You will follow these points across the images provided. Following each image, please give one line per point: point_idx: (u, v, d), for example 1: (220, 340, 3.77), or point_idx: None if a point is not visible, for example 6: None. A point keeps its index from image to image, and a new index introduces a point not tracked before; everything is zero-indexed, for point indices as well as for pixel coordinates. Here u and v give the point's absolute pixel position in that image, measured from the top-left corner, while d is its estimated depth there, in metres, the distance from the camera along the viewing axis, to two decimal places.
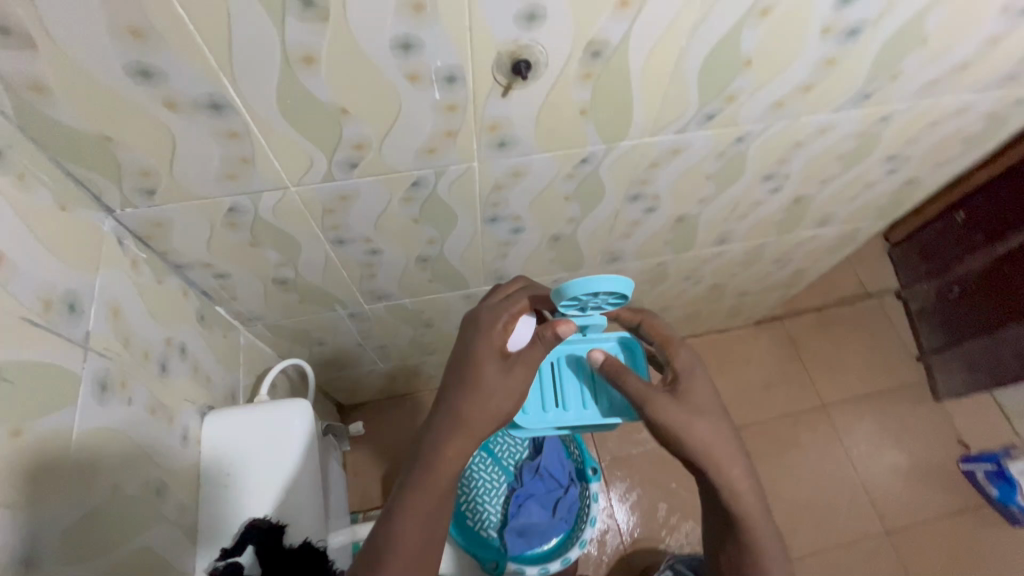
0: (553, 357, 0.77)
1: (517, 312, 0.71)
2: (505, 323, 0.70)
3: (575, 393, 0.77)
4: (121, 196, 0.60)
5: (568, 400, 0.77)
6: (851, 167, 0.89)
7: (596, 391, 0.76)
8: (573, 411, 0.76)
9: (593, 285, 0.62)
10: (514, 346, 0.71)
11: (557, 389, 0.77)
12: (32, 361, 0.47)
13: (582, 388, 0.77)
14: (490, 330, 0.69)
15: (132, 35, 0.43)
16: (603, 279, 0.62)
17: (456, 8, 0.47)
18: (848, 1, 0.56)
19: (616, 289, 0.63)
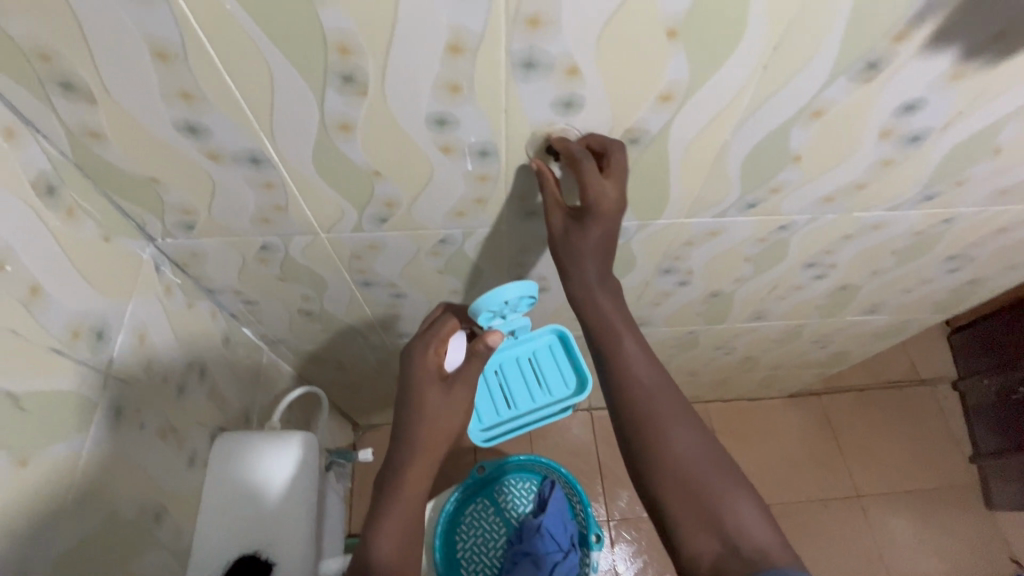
0: (494, 367, 0.82)
1: (445, 335, 0.71)
2: (435, 348, 0.70)
3: (521, 391, 0.83)
4: (162, 228, 0.63)
5: (517, 399, 0.83)
6: (905, 262, 0.83)
7: (540, 384, 0.83)
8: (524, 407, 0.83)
9: (500, 294, 0.66)
10: (450, 367, 0.71)
11: (505, 393, 0.82)
12: (49, 392, 0.49)
13: (527, 384, 0.83)
14: (424, 355, 0.70)
15: (182, 97, 0.45)
16: (508, 286, 0.65)
17: (492, 94, 0.47)
18: (911, 109, 0.52)
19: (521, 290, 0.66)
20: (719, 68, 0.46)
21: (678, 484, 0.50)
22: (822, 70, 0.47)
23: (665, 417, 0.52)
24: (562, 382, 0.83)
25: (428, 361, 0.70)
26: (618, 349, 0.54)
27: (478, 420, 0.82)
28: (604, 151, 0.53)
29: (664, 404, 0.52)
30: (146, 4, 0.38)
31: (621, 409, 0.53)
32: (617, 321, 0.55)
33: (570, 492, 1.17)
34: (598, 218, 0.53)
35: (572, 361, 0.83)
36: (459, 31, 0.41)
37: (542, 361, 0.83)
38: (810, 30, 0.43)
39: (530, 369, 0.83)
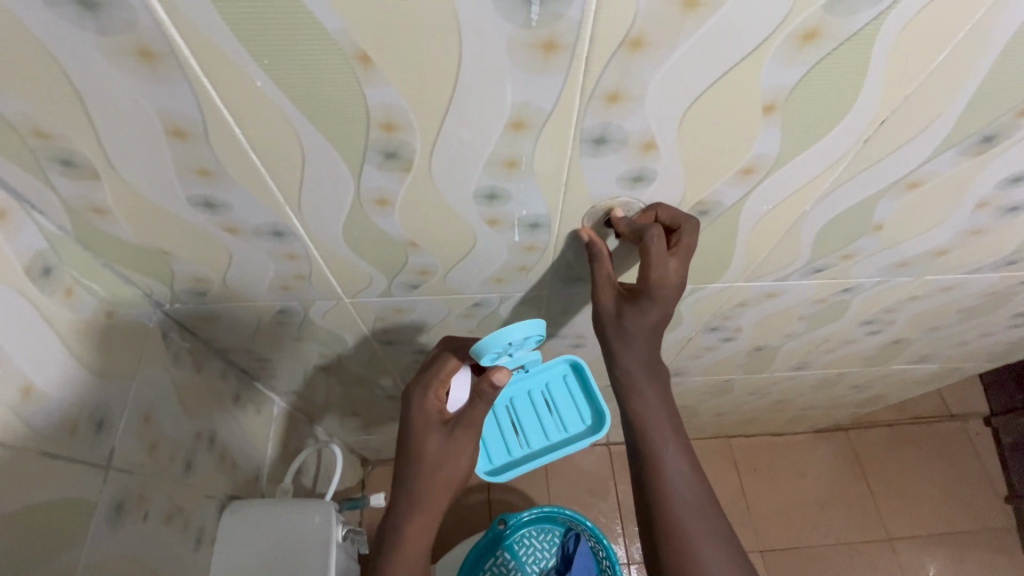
0: (502, 399, 0.66)
1: (446, 375, 0.60)
2: (434, 391, 0.60)
3: (533, 426, 0.66)
4: (171, 296, 0.57)
5: (529, 436, 0.66)
6: (969, 319, 0.77)
7: (553, 415, 0.66)
8: (538, 447, 0.66)
9: (504, 335, 0.53)
10: (454, 410, 0.61)
11: (514, 428, 0.66)
12: (43, 501, 0.43)
13: (541, 420, 0.66)
14: (423, 400, 0.60)
15: (199, 174, 0.39)
16: (512, 326, 0.53)
17: (553, 168, 0.41)
18: (1016, 181, 0.46)
19: (529, 330, 0.53)
20: (814, 143, 0.40)
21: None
22: (928, 144, 0.41)
23: (702, 544, 0.46)
24: (580, 416, 0.66)
25: (427, 407, 0.60)
26: (658, 454, 0.48)
27: (485, 459, 0.66)
28: (674, 226, 0.46)
29: (702, 526, 0.47)
30: (162, 82, 0.32)
31: (654, 522, 0.47)
32: (661, 420, 0.49)
33: (595, 545, 1.09)
34: (655, 300, 0.47)
35: (592, 389, 0.66)
36: (524, 108, 0.35)
37: (558, 391, 0.66)
38: (926, 105, 0.37)
39: (544, 402, 0.66)
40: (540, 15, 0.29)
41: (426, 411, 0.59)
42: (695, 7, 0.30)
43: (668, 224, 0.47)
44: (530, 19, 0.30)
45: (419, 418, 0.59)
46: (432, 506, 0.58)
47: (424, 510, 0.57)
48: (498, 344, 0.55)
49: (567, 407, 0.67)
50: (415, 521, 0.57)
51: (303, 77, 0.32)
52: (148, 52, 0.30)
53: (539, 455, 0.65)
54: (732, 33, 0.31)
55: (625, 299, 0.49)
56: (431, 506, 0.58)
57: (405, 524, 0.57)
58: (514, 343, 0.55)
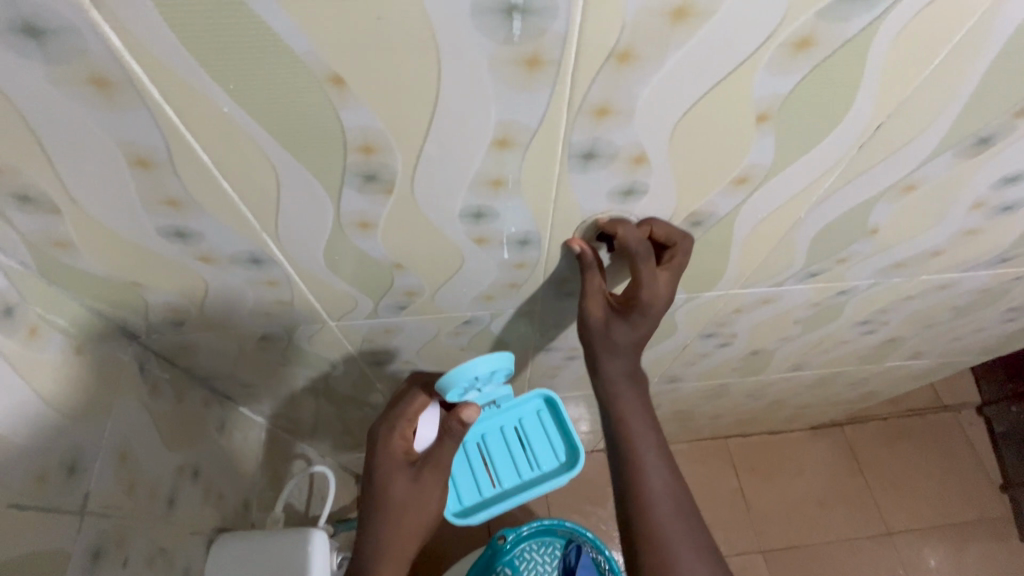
0: (473, 436, 0.64)
1: (414, 413, 0.61)
2: (401, 432, 0.60)
3: (507, 464, 0.65)
4: (147, 327, 0.54)
5: (501, 475, 0.65)
6: (963, 316, 0.77)
7: (526, 452, 0.65)
8: (510, 486, 0.65)
9: (467, 370, 0.55)
10: (421, 448, 0.61)
11: (486, 465, 0.65)
12: (12, 556, 0.41)
13: (513, 457, 0.65)
14: (387, 441, 0.59)
15: (167, 204, 0.37)
16: (477, 361, 0.54)
17: (541, 186, 0.39)
18: (1012, 180, 0.46)
19: (492, 364, 0.55)
20: (808, 151, 0.39)
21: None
22: (925, 148, 0.40)
23: (681, 548, 0.46)
24: (554, 452, 0.66)
25: (393, 449, 0.59)
26: (638, 459, 0.49)
27: (454, 500, 0.64)
28: (668, 243, 0.46)
29: (680, 529, 0.47)
30: (120, 110, 0.30)
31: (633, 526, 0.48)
32: (642, 426, 0.50)
33: (598, 557, 1.08)
34: (644, 318, 0.48)
35: (566, 425, 0.66)
36: (509, 126, 0.34)
37: (531, 427, 0.65)
38: (923, 109, 0.36)
39: (517, 439, 0.65)
40: (523, 30, 0.28)
41: (391, 452, 0.59)
42: (684, 17, 0.28)
43: (661, 239, 0.46)
44: (512, 35, 0.28)
45: (383, 460, 0.59)
46: (397, 553, 0.57)
47: (389, 559, 0.57)
48: (466, 379, 0.56)
49: (541, 443, 0.66)
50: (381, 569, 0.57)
51: (273, 101, 0.30)
52: (103, 81, 0.28)
53: (511, 495, 0.64)
54: (723, 43, 0.30)
55: (612, 312, 0.49)
56: (397, 553, 0.57)
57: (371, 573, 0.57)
58: (478, 380, 0.56)
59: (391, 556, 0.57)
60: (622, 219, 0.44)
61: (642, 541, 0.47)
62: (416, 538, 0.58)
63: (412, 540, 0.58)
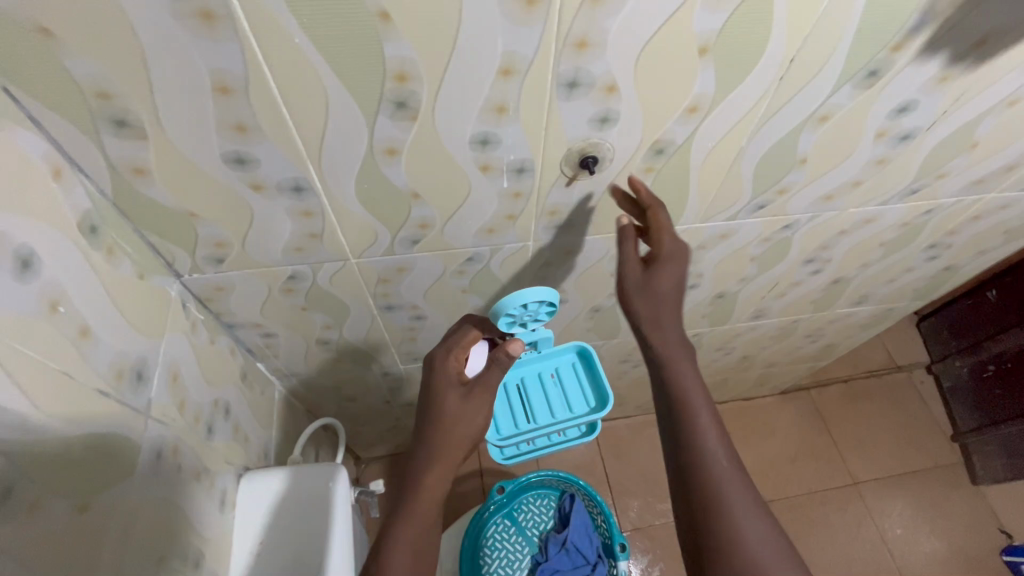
0: (515, 378, 0.75)
1: (467, 343, 0.67)
2: (456, 356, 0.66)
3: (541, 403, 0.74)
4: (192, 263, 0.62)
5: (536, 413, 0.73)
6: (893, 253, 0.90)
7: (562, 398, 0.74)
8: (543, 423, 0.73)
9: (519, 297, 0.63)
10: (470, 373, 0.67)
11: (524, 403, 0.73)
12: (102, 434, 0.48)
13: (547, 398, 0.74)
14: (445, 362, 0.65)
15: (235, 129, 0.46)
16: (530, 289, 0.62)
17: (534, 114, 0.50)
18: (903, 111, 0.58)
19: (542, 295, 0.63)
20: (741, 82, 0.50)
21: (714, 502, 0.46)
22: (830, 78, 0.52)
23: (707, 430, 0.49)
24: (585, 398, 0.74)
25: (448, 368, 0.65)
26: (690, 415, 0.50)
27: (492, 429, 0.72)
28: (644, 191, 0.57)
29: (739, 484, 0.47)
30: (216, 40, 0.39)
31: (691, 482, 0.48)
32: (692, 384, 0.51)
33: (590, 504, 1.16)
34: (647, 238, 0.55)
35: (597, 375, 0.74)
36: (511, 56, 0.44)
37: (566, 375, 0.75)
38: (823, 43, 0.48)
39: (553, 386, 0.75)
40: None
41: (447, 369, 0.65)
42: None
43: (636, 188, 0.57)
44: None
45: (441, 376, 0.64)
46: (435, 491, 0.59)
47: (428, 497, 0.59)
48: (515, 307, 0.64)
49: (574, 390, 0.75)
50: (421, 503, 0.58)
51: (333, 32, 0.40)
52: (209, 14, 0.37)
53: (544, 428, 0.72)
54: None
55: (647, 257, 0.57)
56: (436, 490, 0.59)
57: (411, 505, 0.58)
58: (530, 310, 0.66)
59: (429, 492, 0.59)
60: (603, 144, 0.54)
61: (700, 495, 0.47)
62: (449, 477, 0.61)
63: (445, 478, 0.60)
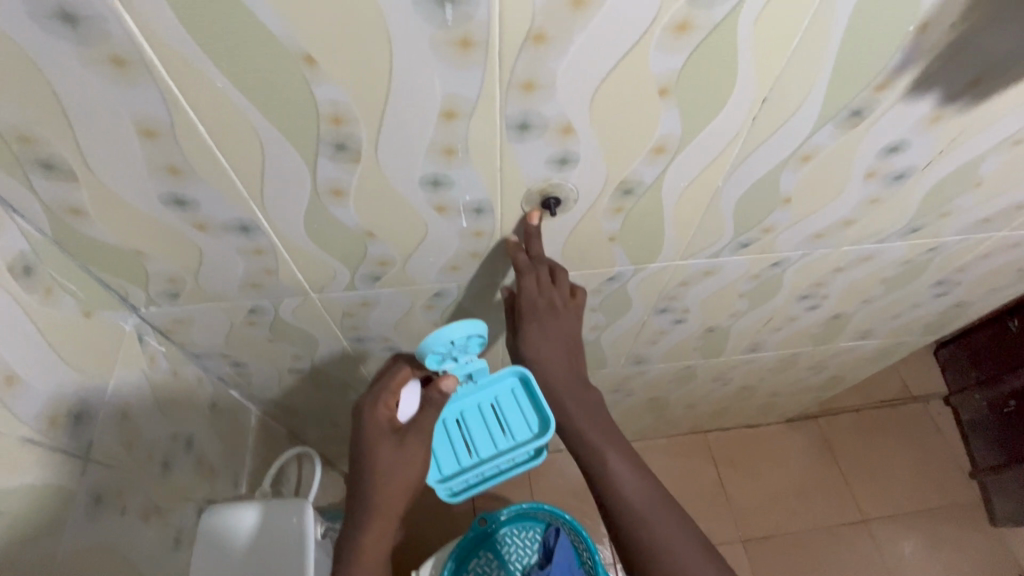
0: (452, 413, 0.66)
1: (396, 384, 0.64)
2: (385, 401, 0.63)
3: (482, 437, 0.65)
4: (146, 297, 0.60)
5: (479, 449, 0.65)
6: (896, 290, 0.84)
7: (504, 427, 0.65)
8: (487, 457, 0.65)
9: (443, 334, 0.58)
10: (405, 417, 0.63)
11: (464, 440, 0.65)
12: (27, 484, 0.48)
13: (489, 429, 0.65)
14: (374, 411, 0.62)
15: (169, 172, 0.44)
16: (454, 324, 0.58)
17: (486, 156, 0.47)
18: (894, 150, 0.54)
19: (468, 330, 0.59)
20: (710, 123, 0.47)
21: (629, 518, 0.51)
22: (809, 118, 0.48)
23: (612, 457, 0.54)
24: (528, 424, 0.64)
25: (378, 417, 0.62)
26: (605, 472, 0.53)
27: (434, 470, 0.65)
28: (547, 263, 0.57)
29: (652, 505, 0.52)
30: (132, 85, 0.37)
31: (610, 512, 0.52)
32: (603, 440, 0.55)
33: (576, 539, 1.12)
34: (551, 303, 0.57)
35: (538, 399, 0.64)
36: (453, 99, 0.41)
37: (505, 403, 0.65)
38: (798, 82, 0.44)
39: (493, 415, 0.65)
40: (454, 16, 0.35)
41: (377, 419, 0.62)
42: (582, 6, 0.36)
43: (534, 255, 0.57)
44: (446, 21, 0.35)
45: (371, 428, 0.61)
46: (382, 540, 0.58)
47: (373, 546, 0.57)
48: (441, 344, 0.60)
49: (514, 417, 0.65)
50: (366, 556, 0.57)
51: (256, 76, 0.37)
52: (121, 59, 0.35)
53: (487, 464, 0.64)
54: (618, 28, 0.38)
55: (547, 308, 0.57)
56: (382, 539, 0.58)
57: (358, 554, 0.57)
58: (458, 347, 0.61)
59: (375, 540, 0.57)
60: (565, 185, 0.51)
61: (620, 523, 0.52)
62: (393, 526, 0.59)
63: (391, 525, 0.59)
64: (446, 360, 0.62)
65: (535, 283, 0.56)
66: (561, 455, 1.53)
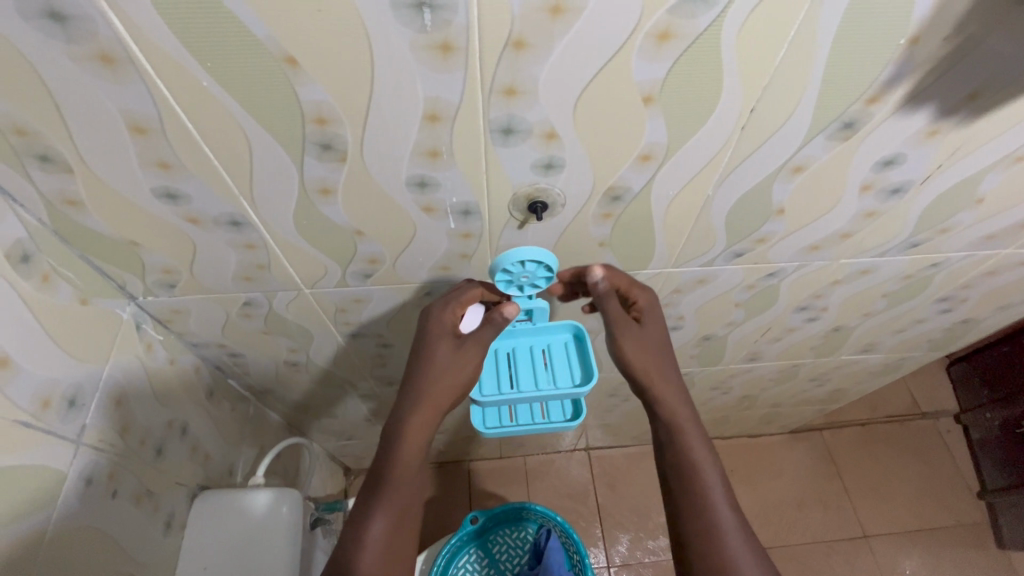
0: (505, 345, 0.62)
1: (467, 300, 0.59)
2: (451, 310, 0.58)
3: (527, 376, 0.61)
4: (143, 287, 0.61)
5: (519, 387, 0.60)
6: (898, 304, 0.83)
7: (552, 372, 0.61)
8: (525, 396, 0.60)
9: (517, 253, 0.54)
10: (466, 329, 0.59)
11: (510, 371, 0.61)
12: (21, 465, 0.50)
13: (535, 371, 0.61)
14: (442, 313, 0.58)
15: (160, 167, 0.45)
16: (530, 247, 0.54)
17: (471, 159, 0.47)
18: (890, 163, 0.53)
19: (542, 257, 0.54)
20: (696, 131, 0.46)
21: (698, 504, 0.53)
22: (799, 129, 0.47)
23: (692, 439, 0.56)
24: (572, 375, 0.60)
25: (443, 320, 0.57)
26: (693, 466, 0.55)
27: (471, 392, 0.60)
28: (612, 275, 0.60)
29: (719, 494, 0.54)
30: (121, 82, 0.38)
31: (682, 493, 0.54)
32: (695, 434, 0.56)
33: (566, 541, 1.11)
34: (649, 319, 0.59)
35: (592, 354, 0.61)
36: (435, 102, 0.41)
37: (556, 351, 0.62)
38: (786, 92, 0.44)
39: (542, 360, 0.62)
40: (433, 21, 0.36)
41: (443, 321, 0.57)
42: (560, 13, 0.36)
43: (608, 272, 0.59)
44: (425, 26, 0.36)
45: (435, 323, 0.57)
46: (408, 492, 0.54)
47: (395, 498, 0.54)
48: (512, 265, 0.55)
49: (561, 367, 0.61)
50: (387, 505, 0.53)
51: (240, 77, 0.38)
52: (108, 57, 0.36)
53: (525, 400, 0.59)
54: (598, 35, 0.38)
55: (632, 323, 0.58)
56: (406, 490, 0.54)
57: (376, 508, 0.53)
58: (528, 274, 0.56)
59: (398, 492, 0.54)
60: (552, 190, 0.51)
61: (691, 507, 0.54)
62: (420, 475, 0.56)
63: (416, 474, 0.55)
64: (514, 287, 0.59)
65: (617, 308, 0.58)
66: (559, 457, 1.52)
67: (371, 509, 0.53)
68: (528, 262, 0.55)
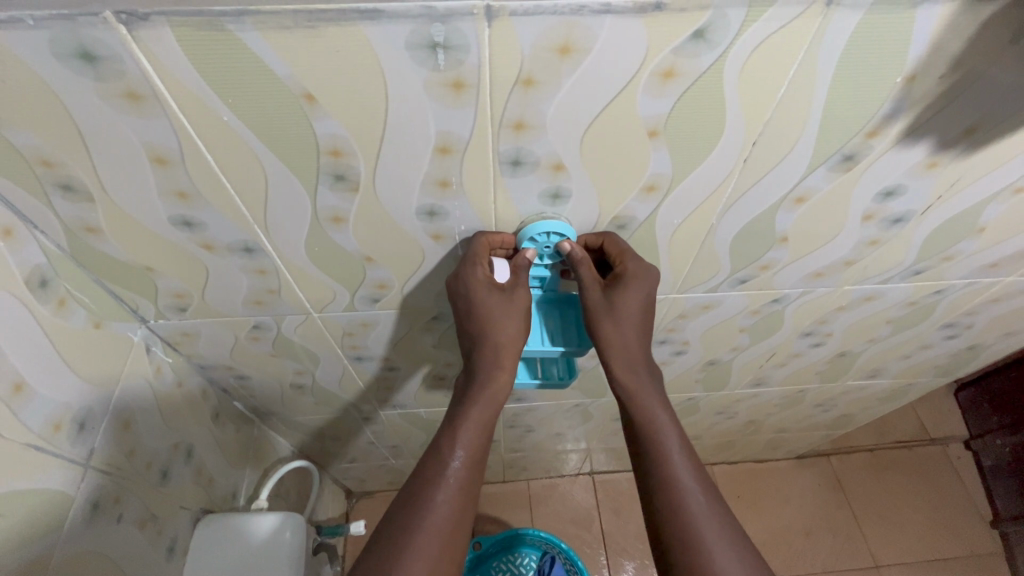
0: None
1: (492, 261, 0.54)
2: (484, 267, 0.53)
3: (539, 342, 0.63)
4: (155, 310, 0.62)
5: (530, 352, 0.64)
6: (902, 330, 0.83)
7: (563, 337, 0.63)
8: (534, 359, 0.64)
9: (543, 227, 0.52)
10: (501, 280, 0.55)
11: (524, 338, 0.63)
12: (29, 490, 0.50)
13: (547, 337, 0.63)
14: (474, 269, 0.53)
15: (178, 197, 0.47)
16: (553, 220, 0.52)
17: (480, 188, 0.48)
18: (890, 195, 0.54)
19: (566, 230, 0.53)
20: (700, 163, 0.47)
21: (666, 497, 0.53)
22: (801, 160, 0.48)
23: (667, 434, 0.55)
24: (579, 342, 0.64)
25: (477, 277, 0.53)
26: (671, 473, 0.54)
27: None
28: (600, 241, 0.55)
29: (691, 491, 0.53)
30: (145, 116, 0.40)
31: (654, 485, 0.54)
32: (664, 422, 0.56)
33: (571, 568, 1.10)
34: (633, 279, 0.54)
35: None
36: (446, 136, 0.43)
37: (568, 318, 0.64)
38: (786, 125, 0.45)
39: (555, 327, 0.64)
40: (447, 61, 0.37)
41: (477, 284, 0.53)
42: (569, 53, 0.37)
43: (595, 240, 0.55)
44: (438, 65, 0.37)
45: (469, 283, 0.53)
46: (466, 485, 0.53)
47: (454, 488, 0.52)
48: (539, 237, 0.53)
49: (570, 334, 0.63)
50: (446, 497, 0.52)
51: (258, 112, 0.40)
52: (135, 94, 0.38)
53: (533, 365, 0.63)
54: (604, 71, 0.39)
55: (608, 288, 0.55)
56: (464, 484, 0.53)
57: (436, 501, 0.51)
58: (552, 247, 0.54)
59: (457, 483, 0.52)
60: (558, 219, 0.52)
61: (662, 497, 0.53)
62: (478, 473, 0.54)
63: (476, 471, 0.54)
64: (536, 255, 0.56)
65: (591, 271, 0.54)
66: (562, 482, 1.50)
67: (429, 503, 0.51)
68: (554, 234, 0.53)
